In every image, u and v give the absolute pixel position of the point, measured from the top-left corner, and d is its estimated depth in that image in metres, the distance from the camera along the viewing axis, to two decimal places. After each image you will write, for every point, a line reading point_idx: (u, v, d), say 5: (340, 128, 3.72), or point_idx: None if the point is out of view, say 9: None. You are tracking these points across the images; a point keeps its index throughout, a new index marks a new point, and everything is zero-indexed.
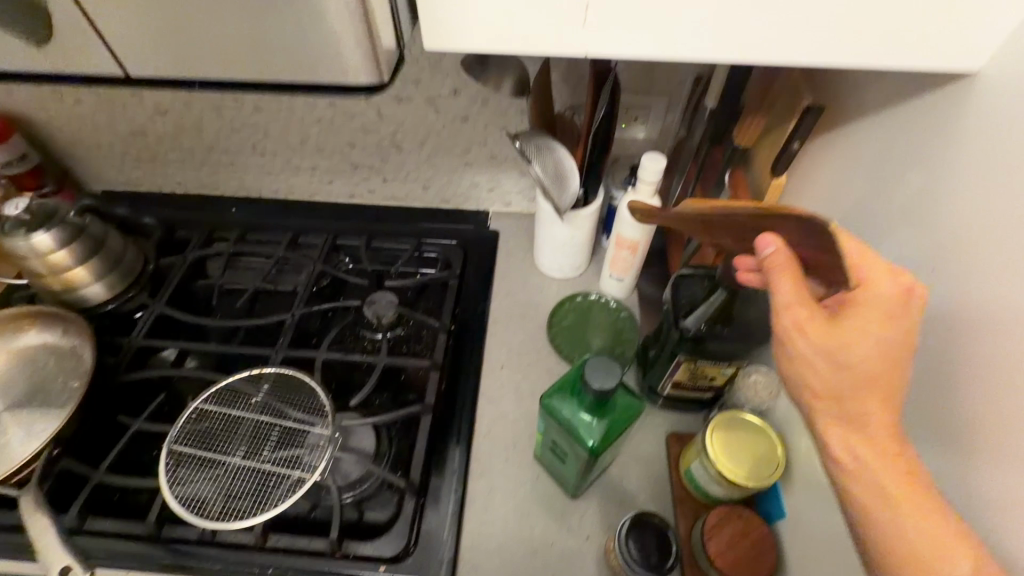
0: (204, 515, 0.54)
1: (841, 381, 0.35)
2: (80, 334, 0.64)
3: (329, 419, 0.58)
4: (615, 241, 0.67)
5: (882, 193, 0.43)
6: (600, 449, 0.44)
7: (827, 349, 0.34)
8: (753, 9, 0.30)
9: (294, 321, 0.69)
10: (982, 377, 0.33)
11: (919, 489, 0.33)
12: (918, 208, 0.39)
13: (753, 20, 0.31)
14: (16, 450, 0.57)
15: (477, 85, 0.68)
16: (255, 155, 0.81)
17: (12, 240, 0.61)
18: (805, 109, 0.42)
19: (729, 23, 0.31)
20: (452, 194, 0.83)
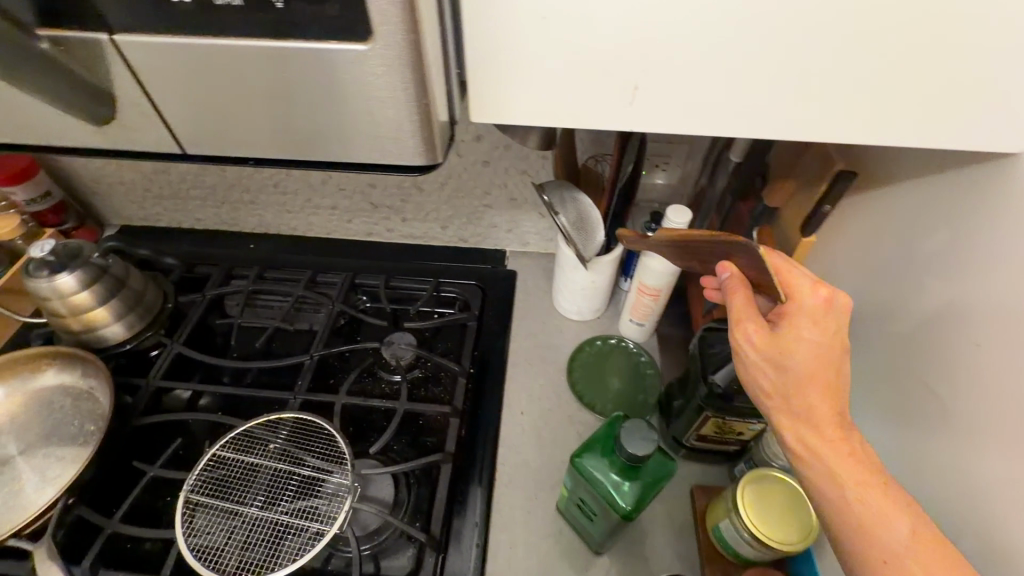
0: (219, 569, 0.52)
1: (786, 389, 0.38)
2: (96, 376, 0.63)
3: (348, 468, 0.57)
4: (637, 287, 0.67)
5: (915, 259, 0.43)
6: (631, 513, 0.43)
7: (779, 362, 0.37)
8: (802, 92, 0.31)
9: (313, 363, 0.69)
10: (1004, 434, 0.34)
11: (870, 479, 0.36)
12: (955, 275, 0.39)
13: (801, 101, 0.31)
14: (30, 498, 0.57)
15: (500, 132, 0.68)
16: (276, 193, 0.81)
17: (36, 282, 0.62)
18: (837, 173, 0.43)
19: (776, 103, 0.31)
20: (470, 233, 0.84)
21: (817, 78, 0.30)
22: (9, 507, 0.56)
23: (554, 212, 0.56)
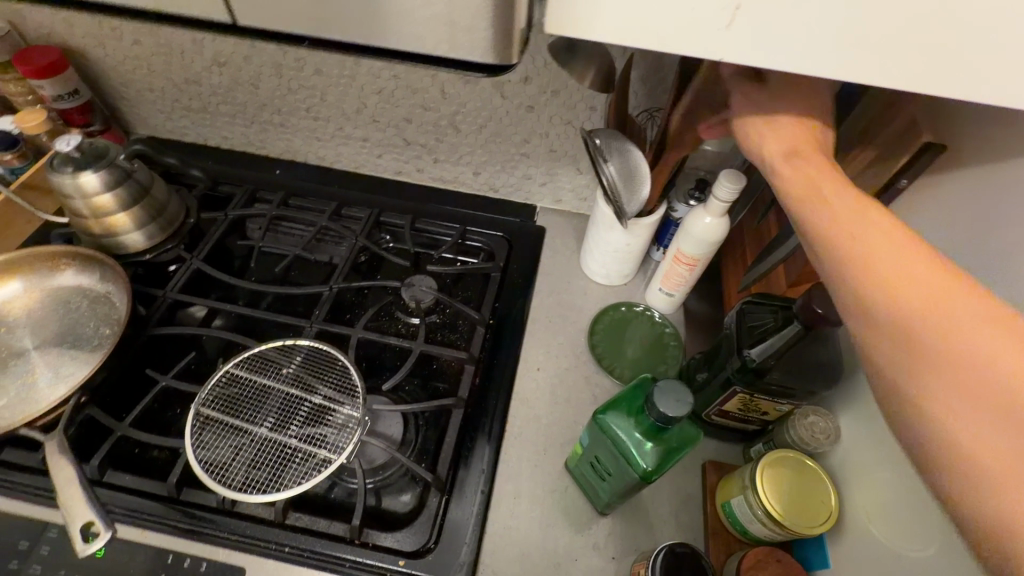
0: (224, 482, 0.52)
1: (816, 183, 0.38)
2: (116, 281, 0.62)
3: (360, 401, 0.57)
4: (673, 255, 0.64)
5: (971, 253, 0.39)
6: (650, 475, 0.42)
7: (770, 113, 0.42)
8: (930, 26, 0.27)
9: (332, 294, 0.67)
10: None
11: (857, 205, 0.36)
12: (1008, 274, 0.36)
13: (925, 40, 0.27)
14: (43, 391, 0.56)
15: (551, 74, 0.65)
16: (307, 118, 0.78)
17: (59, 177, 0.60)
18: (924, 146, 0.41)
19: (897, 38, 0.27)
20: (501, 184, 0.81)
21: (947, 12, 0.26)
22: (21, 397, 0.56)
23: (603, 159, 0.53)
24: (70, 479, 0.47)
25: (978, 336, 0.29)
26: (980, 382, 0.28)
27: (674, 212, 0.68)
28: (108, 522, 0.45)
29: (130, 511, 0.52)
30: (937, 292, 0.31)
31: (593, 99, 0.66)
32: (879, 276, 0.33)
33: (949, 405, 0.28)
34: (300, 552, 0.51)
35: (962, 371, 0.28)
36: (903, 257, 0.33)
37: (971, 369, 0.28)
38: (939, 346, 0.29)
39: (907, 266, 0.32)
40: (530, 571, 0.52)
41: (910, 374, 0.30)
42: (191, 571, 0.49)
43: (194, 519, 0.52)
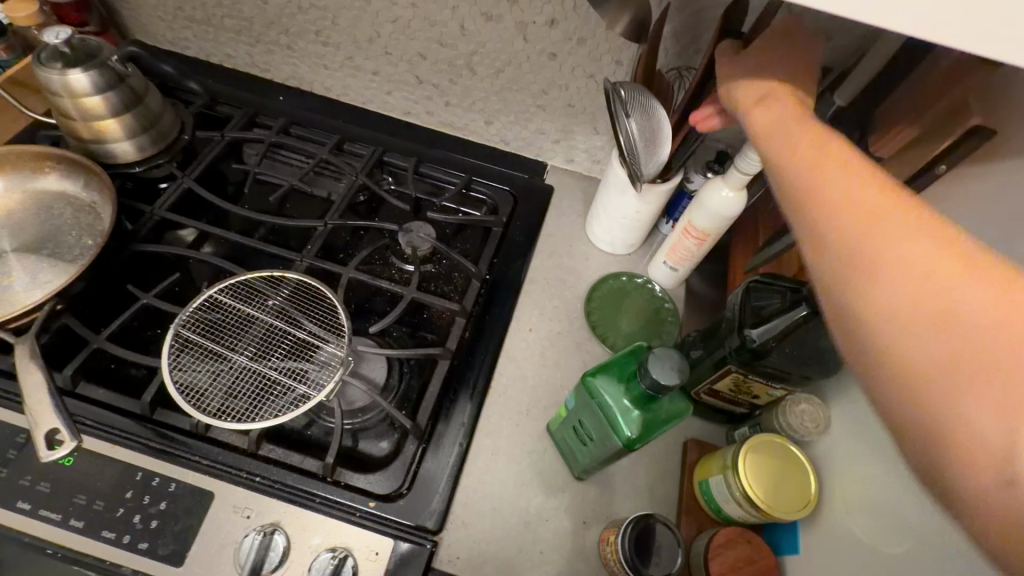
0: (199, 406, 0.51)
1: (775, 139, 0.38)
2: (102, 190, 0.59)
3: (344, 340, 0.55)
4: (683, 228, 0.61)
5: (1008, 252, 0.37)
6: (633, 443, 0.41)
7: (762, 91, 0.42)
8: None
9: (326, 231, 0.65)
10: None
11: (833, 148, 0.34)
12: None
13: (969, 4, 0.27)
14: (19, 295, 0.54)
15: (579, 20, 0.61)
16: (316, 42, 0.74)
17: (46, 72, 0.56)
18: (971, 129, 0.38)
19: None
20: (513, 136, 0.77)
21: None
22: None
23: (625, 115, 0.51)
24: (38, 384, 0.45)
25: (927, 257, 0.27)
26: (932, 340, 0.25)
27: (689, 183, 0.65)
28: (73, 431, 0.43)
29: (101, 425, 0.51)
30: (879, 215, 0.29)
31: (621, 52, 0.62)
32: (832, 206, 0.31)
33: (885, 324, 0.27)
34: (269, 483, 0.50)
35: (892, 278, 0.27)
36: (894, 236, 0.29)
37: (907, 285, 0.27)
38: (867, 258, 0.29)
39: (897, 254, 0.28)
40: (499, 527, 0.52)
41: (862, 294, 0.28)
42: (160, 491, 0.49)
43: (165, 440, 0.51)
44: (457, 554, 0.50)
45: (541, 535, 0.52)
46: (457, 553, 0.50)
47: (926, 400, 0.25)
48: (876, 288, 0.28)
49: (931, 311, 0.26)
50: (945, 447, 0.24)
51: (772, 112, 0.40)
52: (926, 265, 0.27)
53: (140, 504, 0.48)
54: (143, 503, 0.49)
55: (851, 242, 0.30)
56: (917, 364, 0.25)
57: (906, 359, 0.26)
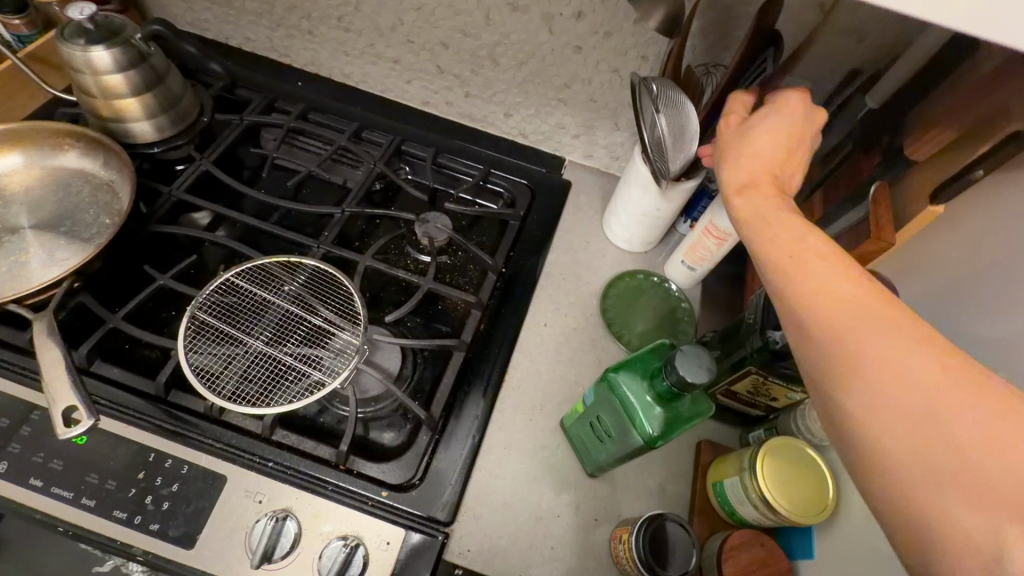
0: (214, 389, 0.51)
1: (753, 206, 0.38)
2: (121, 169, 0.59)
3: (360, 328, 0.55)
4: (704, 227, 0.60)
5: None
6: (654, 441, 0.41)
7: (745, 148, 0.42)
8: None
9: (343, 218, 0.64)
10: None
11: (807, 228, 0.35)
12: None
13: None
14: (35, 271, 0.54)
15: (606, 13, 0.60)
16: (338, 27, 0.73)
17: (69, 48, 0.56)
18: (1012, 134, 0.38)
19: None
20: (532, 129, 0.76)
21: None
22: (14, 275, 0.54)
23: (654, 109, 0.51)
24: (56, 361, 0.45)
25: (901, 354, 0.28)
26: (917, 442, 0.26)
27: (711, 182, 0.64)
28: (91, 409, 0.43)
29: (115, 405, 0.51)
30: (851, 306, 0.30)
31: (647, 47, 0.61)
32: (809, 289, 0.32)
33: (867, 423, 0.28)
34: (282, 469, 0.50)
35: (871, 375, 0.28)
36: (868, 328, 0.29)
37: (887, 383, 0.28)
38: (847, 350, 0.29)
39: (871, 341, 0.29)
40: (511, 521, 0.52)
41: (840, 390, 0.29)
42: (173, 473, 0.49)
43: (178, 422, 0.51)
44: (468, 547, 0.50)
45: (551, 531, 0.52)
46: (468, 545, 0.50)
47: (899, 485, 0.26)
48: (855, 385, 0.29)
49: (894, 384, 0.28)
50: (929, 535, 0.25)
51: (749, 180, 0.40)
52: (901, 365, 0.28)
53: (152, 485, 0.48)
54: (155, 484, 0.48)
55: (819, 309, 0.31)
56: (901, 462, 0.27)
57: (870, 431, 0.28)
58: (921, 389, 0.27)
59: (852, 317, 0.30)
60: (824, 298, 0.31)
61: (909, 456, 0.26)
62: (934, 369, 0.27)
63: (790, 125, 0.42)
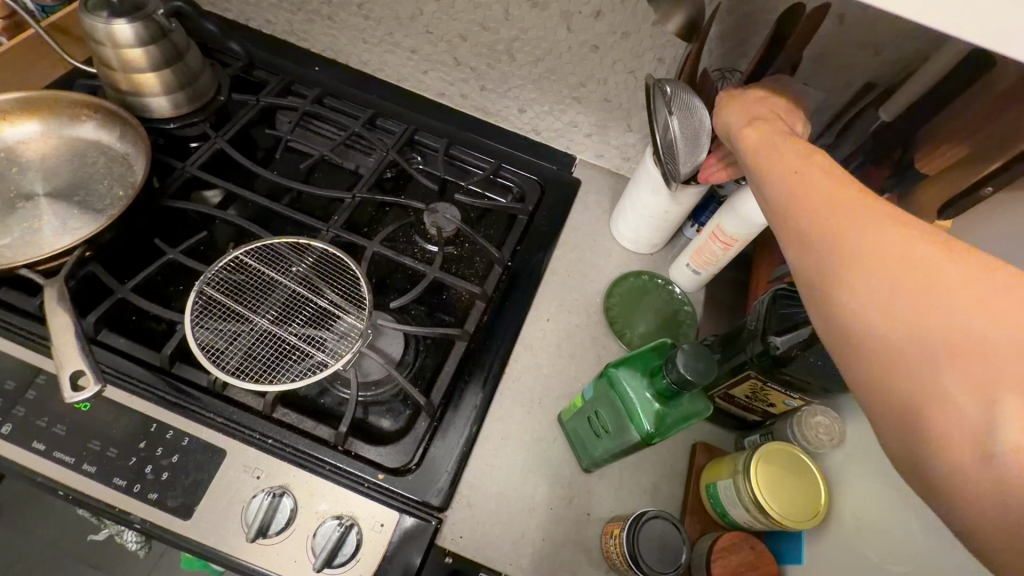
0: (218, 364, 0.51)
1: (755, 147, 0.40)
2: (137, 143, 0.60)
3: (365, 313, 0.55)
4: (711, 232, 0.61)
5: None
6: (651, 437, 0.41)
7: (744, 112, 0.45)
8: None
9: (353, 203, 0.65)
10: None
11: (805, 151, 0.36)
12: None
13: None
14: (48, 239, 0.55)
15: (626, 14, 0.60)
16: (358, 15, 0.74)
17: (91, 20, 0.56)
18: None
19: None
20: (545, 126, 0.77)
21: None
22: (27, 242, 0.54)
23: (668, 112, 0.51)
24: (66, 327, 0.46)
25: (894, 237, 0.28)
26: (906, 313, 0.26)
27: (720, 188, 0.65)
28: (99, 375, 0.43)
29: (120, 374, 0.51)
30: (847, 200, 0.31)
31: (664, 50, 0.62)
32: (806, 190, 0.32)
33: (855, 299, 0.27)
34: (281, 447, 0.51)
35: (864, 253, 0.28)
36: (864, 217, 0.29)
37: (878, 260, 0.27)
38: (840, 235, 0.29)
39: (906, 293, 0.26)
40: (503, 511, 0.52)
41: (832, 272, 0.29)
42: (173, 444, 0.49)
43: (181, 395, 0.51)
44: (460, 534, 0.51)
45: (544, 524, 0.52)
46: (460, 532, 0.51)
47: (887, 355, 0.26)
48: (846, 262, 0.28)
49: (886, 261, 0.27)
50: (916, 399, 0.25)
51: (752, 130, 0.42)
52: (896, 247, 0.28)
53: (153, 455, 0.49)
54: (156, 454, 0.49)
55: (815, 204, 0.31)
56: (889, 333, 0.26)
57: (861, 304, 0.27)
58: (915, 264, 0.27)
59: (847, 208, 0.30)
60: (847, 253, 0.28)
61: (898, 327, 0.26)
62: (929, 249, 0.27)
63: (777, 108, 0.45)
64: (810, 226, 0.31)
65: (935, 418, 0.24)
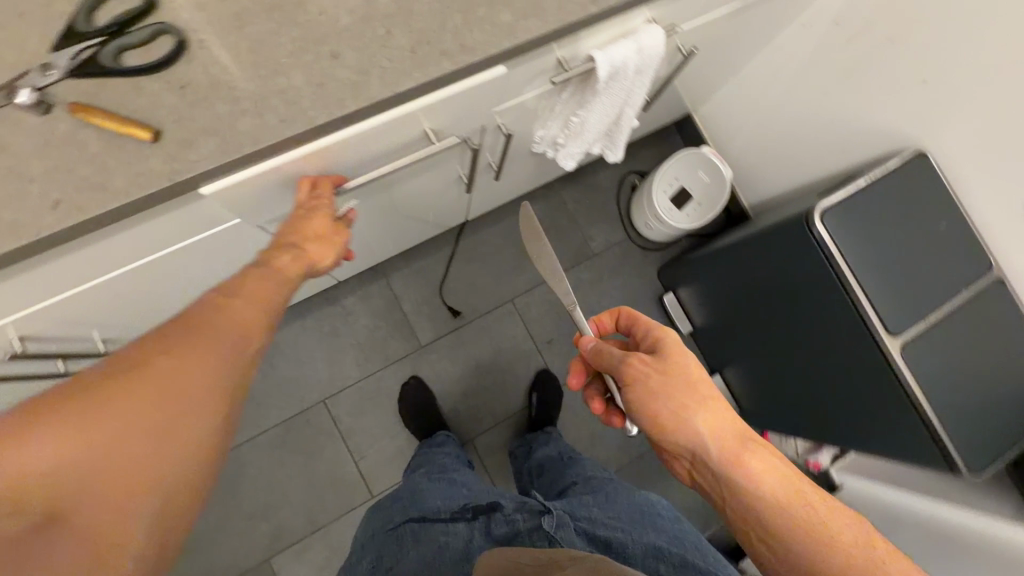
0: None
1: (655, 401, 0.57)
2: None
3: None
4: None
5: None
6: None
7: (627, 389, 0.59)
8: None
9: None
10: (723, 413, 0.57)
11: (699, 416, 0.56)
12: None
13: None
14: None
15: None
16: None
17: None
18: None
19: None
20: None
21: None
22: None
23: None
24: None
25: (715, 408, 0.57)
26: (726, 416, 0.57)
27: None
28: None
29: None
30: (708, 397, 0.57)
31: None
32: (703, 413, 0.56)
33: (702, 402, 0.57)
34: None
35: (726, 428, 0.56)
36: (715, 407, 0.57)
37: (727, 420, 0.57)
38: (719, 423, 0.56)
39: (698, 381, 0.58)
40: None
41: (713, 415, 0.57)
42: None
43: None
44: None
45: None
46: None
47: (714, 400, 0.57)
48: (710, 406, 0.57)
49: (710, 396, 0.57)
50: (715, 401, 0.58)
51: (651, 394, 0.58)
52: (716, 403, 0.57)
53: None
54: None
55: (715, 419, 0.56)
56: (720, 415, 0.57)
57: (717, 416, 0.57)
58: (713, 405, 0.57)
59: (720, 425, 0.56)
60: (721, 418, 0.57)
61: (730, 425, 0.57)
62: (709, 394, 0.58)
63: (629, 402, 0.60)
64: (713, 411, 0.57)
65: (723, 419, 0.57)
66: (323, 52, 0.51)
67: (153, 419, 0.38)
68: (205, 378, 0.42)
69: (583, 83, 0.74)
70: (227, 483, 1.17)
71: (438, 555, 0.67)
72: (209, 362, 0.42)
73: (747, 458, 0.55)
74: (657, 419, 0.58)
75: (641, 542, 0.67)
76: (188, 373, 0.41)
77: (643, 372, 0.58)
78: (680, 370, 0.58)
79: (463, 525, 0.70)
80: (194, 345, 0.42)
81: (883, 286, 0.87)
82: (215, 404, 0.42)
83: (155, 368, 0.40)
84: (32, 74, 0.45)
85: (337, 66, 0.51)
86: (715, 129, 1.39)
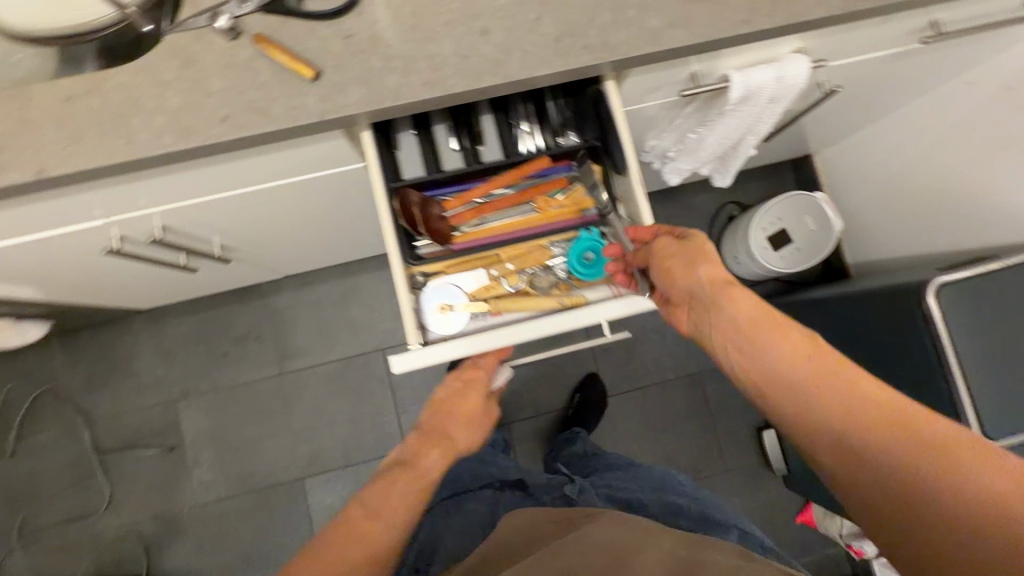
0: None
1: (676, 279, 0.59)
2: None
3: None
4: None
5: None
6: None
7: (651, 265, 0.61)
8: None
9: None
10: (745, 300, 0.56)
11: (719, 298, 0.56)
12: None
13: None
14: None
15: None
16: None
17: None
18: None
19: None
20: None
21: None
22: None
23: None
24: None
25: (740, 294, 0.56)
26: (750, 303, 0.56)
27: None
28: None
29: None
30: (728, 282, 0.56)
31: None
32: (723, 295, 0.56)
33: (726, 290, 0.56)
34: None
35: (747, 314, 0.55)
36: (737, 293, 0.56)
37: (749, 305, 0.55)
38: (738, 309, 0.55)
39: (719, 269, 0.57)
40: None
41: (731, 300, 0.56)
42: None
43: None
44: None
45: None
46: None
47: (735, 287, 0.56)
48: (730, 292, 0.56)
49: (731, 284, 0.56)
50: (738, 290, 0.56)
51: (671, 270, 0.58)
52: (739, 289, 0.56)
53: None
54: None
55: (736, 304, 0.56)
56: (740, 299, 0.56)
57: (738, 303, 0.56)
58: (738, 294, 0.56)
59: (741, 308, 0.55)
60: (744, 306, 0.55)
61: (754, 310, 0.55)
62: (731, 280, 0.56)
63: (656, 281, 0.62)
64: (733, 296, 0.56)
65: (741, 303, 0.56)
66: (475, 28, 0.54)
67: (369, 541, 0.64)
68: (400, 516, 0.67)
69: (709, 103, 0.73)
70: (285, 399, 1.28)
71: (466, 518, 0.78)
72: (397, 507, 0.68)
73: (763, 339, 0.55)
74: (676, 284, 0.58)
75: (681, 503, 0.77)
76: (387, 514, 0.67)
77: (665, 249, 0.59)
78: (702, 247, 0.59)
79: (489, 494, 0.82)
80: (389, 495, 0.69)
81: (990, 381, 0.79)
82: (399, 531, 0.66)
83: (372, 517, 0.66)
84: (232, 3, 0.52)
85: (484, 43, 0.54)
86: (836, 177, 1.31)
